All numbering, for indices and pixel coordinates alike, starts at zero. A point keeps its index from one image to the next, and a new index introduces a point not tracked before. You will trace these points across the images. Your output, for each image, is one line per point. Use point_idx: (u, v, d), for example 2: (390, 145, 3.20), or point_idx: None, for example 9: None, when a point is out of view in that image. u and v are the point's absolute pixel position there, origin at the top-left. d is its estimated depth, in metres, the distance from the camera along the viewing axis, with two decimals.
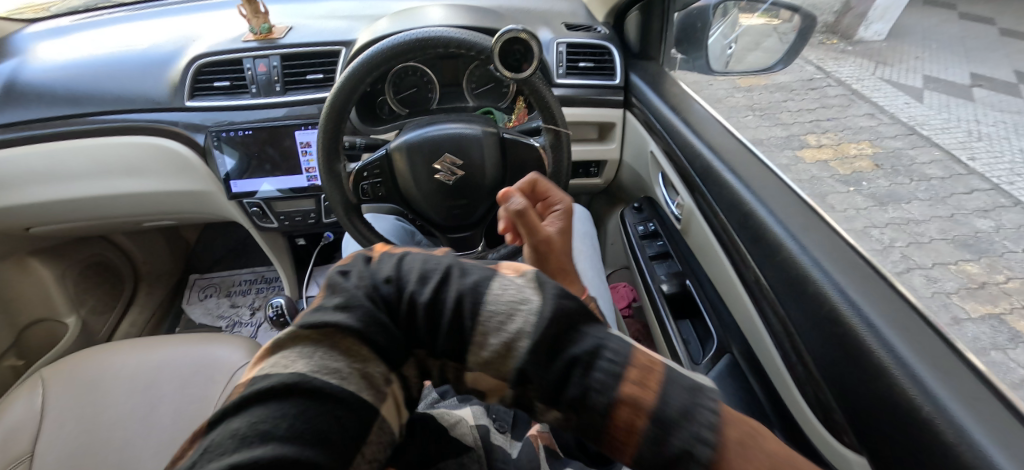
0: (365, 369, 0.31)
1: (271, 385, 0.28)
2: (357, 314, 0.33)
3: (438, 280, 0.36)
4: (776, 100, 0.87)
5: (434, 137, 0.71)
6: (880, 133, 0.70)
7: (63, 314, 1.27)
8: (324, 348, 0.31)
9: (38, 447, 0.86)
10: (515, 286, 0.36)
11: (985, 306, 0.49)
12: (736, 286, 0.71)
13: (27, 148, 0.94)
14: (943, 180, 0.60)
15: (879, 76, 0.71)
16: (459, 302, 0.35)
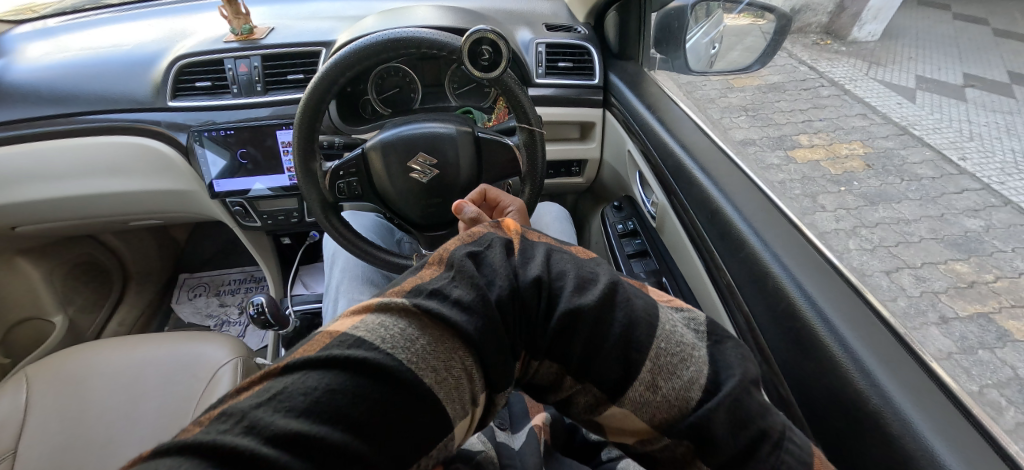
0: (455, 377, 0.32)
1: (364, 360, 0.29)
2: (473, 318, 0.34)
3: (601, 295, 0.37)
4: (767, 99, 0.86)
5: (409, 135, 0.72)
6: (872, 133, 0.68)
7: (50, 313, 1.27)
8: (427, 341, 0.31)
9: (21, 444, 0.87)
10: (682, 323, 0.38)
11: (972, 305, 0.49)
12: (705, 283, 0.72)
13: (11, 148, 0.95)
14: (934, 180, 0.59)
15: (874, 78, 0.68)
16: (626, 331, 0.35)
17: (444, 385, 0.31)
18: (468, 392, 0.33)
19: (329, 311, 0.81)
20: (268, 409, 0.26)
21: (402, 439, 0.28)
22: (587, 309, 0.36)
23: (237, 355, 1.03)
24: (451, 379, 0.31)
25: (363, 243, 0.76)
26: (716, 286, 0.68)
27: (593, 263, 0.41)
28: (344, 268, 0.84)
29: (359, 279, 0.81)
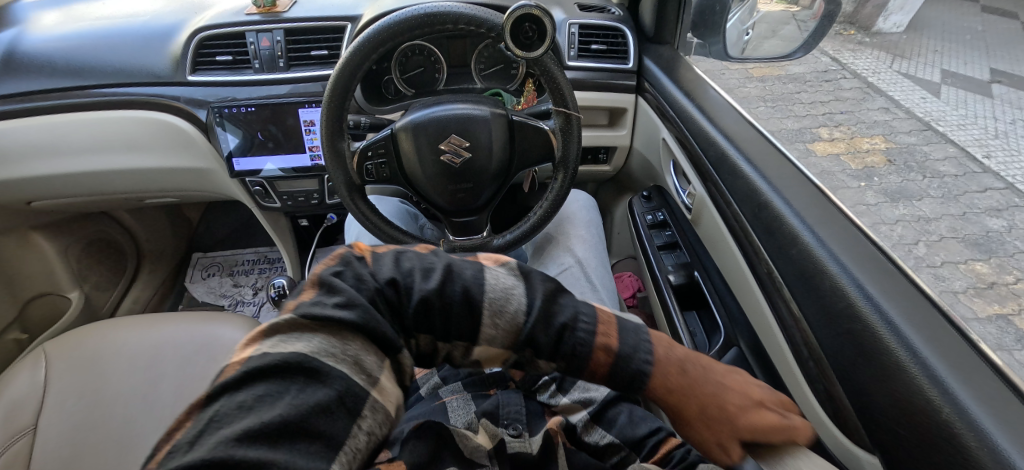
0: (361, 356, 0.34)
1: (275, 363, 0.30)
2: (357, 310, 0.36)
3: (441, 278, 0.43)
4: (788, 92, 0.85)
5: (441, 117, 0.69)
6: (895, 127, 0.69)
7: (65, 289, 1.26)
8: (323, 334, 0.33)
9: (41, 422, 0.86)
10: (501, 275, 0.45)
11: (991, 307, 0.46)
12: (747, 279, 0.70)
13: (29, 121, 0.93)
14: (957, 177, 0.60)
15: (896, 69, 0.69)
16: (466, 297, 0.42)
17: (353, 363, 0.33)
18: (372, 363, 0.35)
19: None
20: (211, 433, 0.25)
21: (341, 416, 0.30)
22: (435, 291, 0.42)
23: None
24: (357, 358, 0.34)
25: (390, 228, 0.74)
26: (760, 284, 0.66)
27: (430, 256, 0.46)
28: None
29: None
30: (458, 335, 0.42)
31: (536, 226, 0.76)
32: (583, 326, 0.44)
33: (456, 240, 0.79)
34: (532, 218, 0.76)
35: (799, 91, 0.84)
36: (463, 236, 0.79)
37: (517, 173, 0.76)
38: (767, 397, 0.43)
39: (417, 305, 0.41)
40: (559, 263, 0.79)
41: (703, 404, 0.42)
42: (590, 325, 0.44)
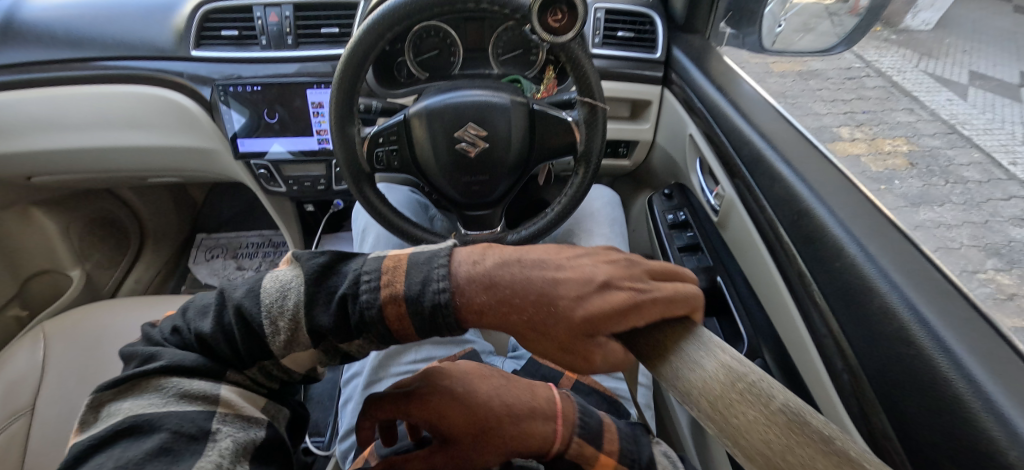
0: (187, 387, 0.37)
1: (96, 440, 0.33)
2: (170, 362, 0.38)
3: (219, 308, 0.41)
4: (809, 89, 0.81)
5: (458, 104, 0.64)
6: (919, 130, 0.67)
7: (66, 266, 1.24)
8: (134, 397, 0.36)
9: (38, 403, 0.84)
10: (273, 280, 0.42)
11: (1016, 320, 0.42)
12: (778, 288, 0.65)
13: (28, 93, 0.89)
14: (981, 184, 0.58)
15: (923, 70, 0.69)
16: (243, 309, 0.40)
17: (184, 402, 0.36)
18: (204, 396, 0.38)
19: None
20: None
21: (186, 445, 0.34)
22: (218, 322, 0.40)
23: None
24: (182, 392, 0.37)
25: (401, 221, 0.70)
26: (793, 294, 0.62)
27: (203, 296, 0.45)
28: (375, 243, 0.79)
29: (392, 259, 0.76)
30: (276, 350, 0.41)
31: (553, 223, 0.72)
32: (365, 294, 0.40)
33: (467, 235, 0.75)
34: (550, 214, 0.72)
35: (820, 87, 0.81)
36: (475, 230, 0.75)
37: (535, 167, 0.72)
38: (614, 272, 0.38)
39: (195, 345, 0.41)
40: None
41: (532, 313, 0.37)
42: (370, 283, 0.40)
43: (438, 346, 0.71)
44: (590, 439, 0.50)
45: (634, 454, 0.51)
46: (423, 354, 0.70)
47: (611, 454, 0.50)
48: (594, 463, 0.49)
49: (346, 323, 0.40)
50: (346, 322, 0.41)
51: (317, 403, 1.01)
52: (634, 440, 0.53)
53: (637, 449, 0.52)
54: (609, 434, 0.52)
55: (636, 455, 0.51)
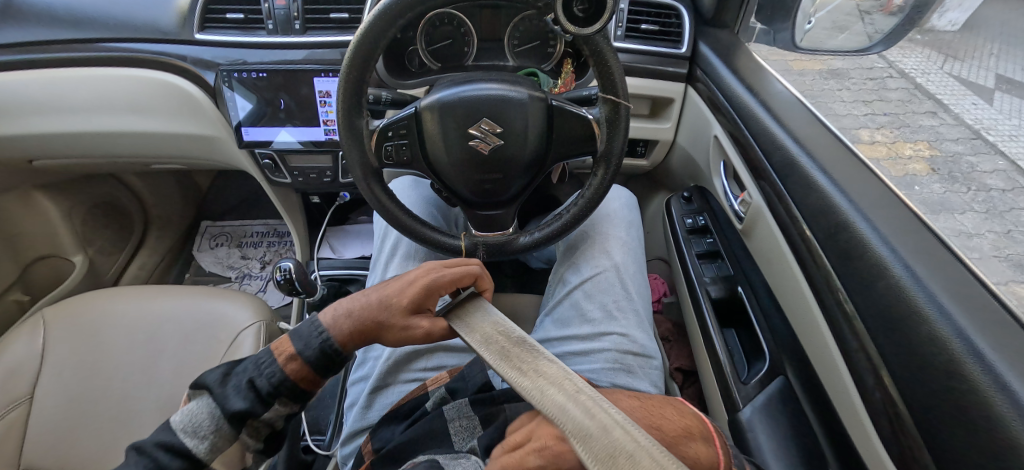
0: None
1: None
2: None
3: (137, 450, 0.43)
4: (829, 88, 0.76)
5: (472, 98, 0.61)
6: (941, 133, 0.64)
7: (69, 252, 1.22)
8: None
9: (37, 391, 0.82)
10: (185, 409, 0.45)
11: None
12: (807, 301, 0.62)
13: (29, 74, 0.87)
14: (1004, 192, 0.54)
15: (947, 71, 0.66)
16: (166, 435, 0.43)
17: None
18: None
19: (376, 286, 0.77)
20: None
21: None
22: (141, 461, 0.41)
23: (259, 317, 0.92)
24: None
25: (408, 219, 0.66)
26: (824, 310, 0.58)
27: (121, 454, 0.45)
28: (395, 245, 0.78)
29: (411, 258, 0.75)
30: (205, 456, 0.43)
31: (568, 226, 0.68)
32: (266, 370, 0.47)
33: (478, 235, 0.71)
34: (566, 216, 0.68)
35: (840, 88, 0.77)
36: (485, 231, 0.72)
37: (552, 166, 0.68)
38: (423, 272, 0.56)
39: None
40: (594, 265, 0.74)
41: (383, 333, 0.53)
42: (264, 370, 0.47)
43: (451, 354, 0.67)
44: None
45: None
46: (434, 362, 0.66)
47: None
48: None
49: (259, 399, 0.46)
50: (260, 398, 0.46)
51: (319, 400, 0.99)
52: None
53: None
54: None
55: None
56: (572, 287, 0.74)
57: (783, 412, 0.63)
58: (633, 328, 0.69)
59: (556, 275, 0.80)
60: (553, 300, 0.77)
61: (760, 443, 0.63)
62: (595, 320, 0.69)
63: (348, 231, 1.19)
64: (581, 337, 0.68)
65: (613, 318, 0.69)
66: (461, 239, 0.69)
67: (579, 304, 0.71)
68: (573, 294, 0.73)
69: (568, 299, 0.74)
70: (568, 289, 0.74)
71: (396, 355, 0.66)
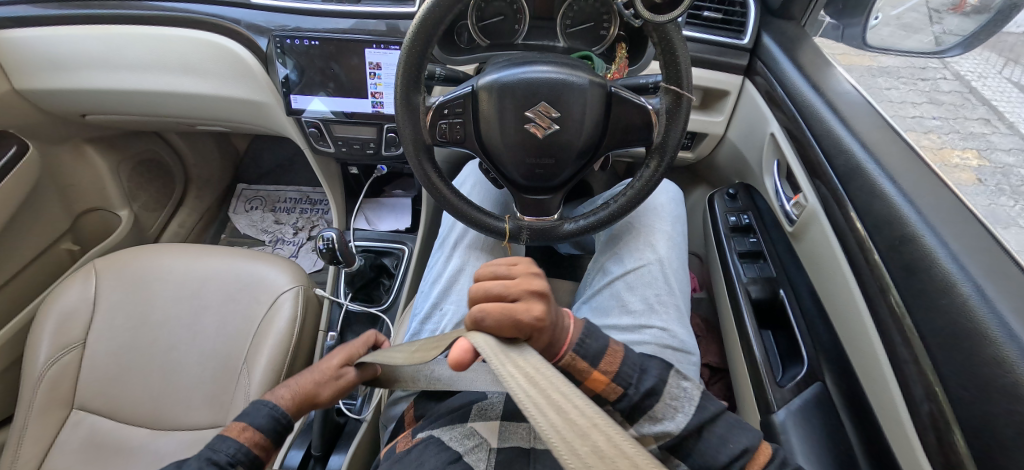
0: None
1: None
2: None
3: None
4: (877, 86, 0.73)
5: (532, 80, 0.60)
6: (993, 143, 0.62)
7: (116, 206, 1.26)
8: None
9: (90, 337, 0.86)
10: None
11: None
12: (856, 309, 0.61)
13: (88, 29, 0.88)
14: None
15: (1006, 76, 0.64)
16: None
17: None
18: None
19: (438, 264, 0.80)
20: None
21: None
22: None
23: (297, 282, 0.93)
24: None
25: (456, 199, 0.66)
26: (877, 321, 0.57)
27: None
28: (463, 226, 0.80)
29: (474, 243, 0.78)
30: None
31: (615, 216, 0.67)
32: None
33: (522, 219, 0.70)
34: (613, 206, 0.67)
35: (888, 87, 0.73)
36: (530, 215, 0.71)
37: (604, 154, 0.67)
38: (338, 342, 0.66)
39: None
40: (637, 257, 0.74)
41: (324, 388, 0.57)
42: None
43: None
44: (585, 355, 0.46)
45: (634, 382, 0.47)
46: None
47: (606, 374, 0.46)
48: (587, 379, 0.46)
49: None
50: None
51: None
52: (642, 369, 0.48)
53: (640, 376, 0.47)
54: (610, 357, 0.47)
55: (633, 381, 0.47)
56: (614, 277, 0.74)
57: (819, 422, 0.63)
58: (673, 323, 0.69)
59: (596, 264, 0.80)
60: (592, 288, 0.78)
61: (792, 445, 0.63)
62: (636, 311, 0.69)
63: (383, 204, 1.20)
64: (621, 328, 0.69)
65: (653, 311, 0.69)
66: (506, 222, 0.69)
67: (620, 295, 0.72)
68: (614, 284, 0.73)
69: (608, 289, 0.74)
70: (609, 279, 0.75)
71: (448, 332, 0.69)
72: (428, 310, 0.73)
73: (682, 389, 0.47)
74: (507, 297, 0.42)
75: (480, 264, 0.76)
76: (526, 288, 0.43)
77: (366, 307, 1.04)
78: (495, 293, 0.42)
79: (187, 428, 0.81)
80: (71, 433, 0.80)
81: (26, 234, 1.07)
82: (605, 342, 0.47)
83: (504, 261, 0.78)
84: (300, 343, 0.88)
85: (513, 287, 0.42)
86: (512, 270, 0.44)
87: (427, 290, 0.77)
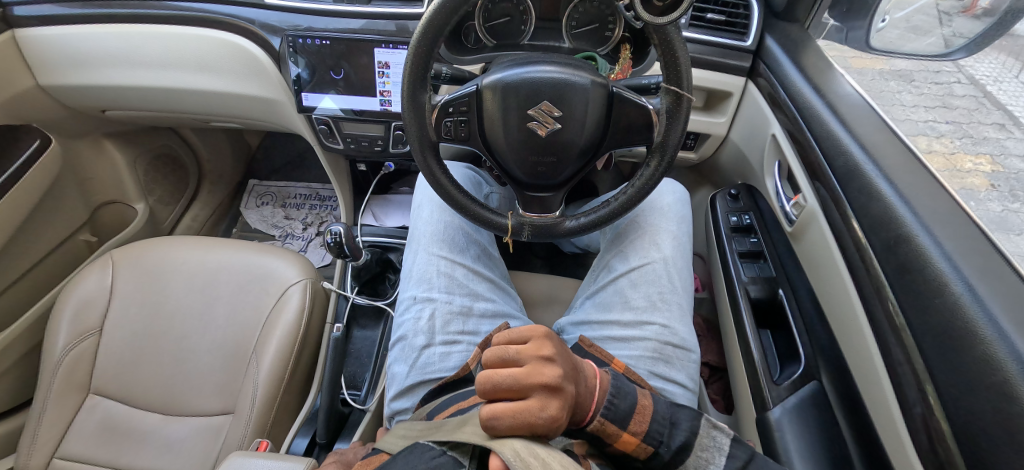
0: None
1: None
2: None
3: None
4: (888, 90, 0.74)
5: (534, 80, 0.61)
6: (1007, 148, 0.61)
7: (132, 199, 1.29)
8: None
9: (106, 325, 0.89)
10: None
11: None
12: (853, 309, 0.61)
13: (108, 28, 0.91)
14: None
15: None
16: None
17: None
18: None
19: (409, 259, 0.80)
20: None
21: None
22: None
23: (306, 275, 0.95)
24: None
25: (460, 194, 0.68)
26: (872, 321, 0.57)
27: None
28: (429, 218, 0.81)
29: (440, 233, 0.78)
30: None
31: (615, 214, 0.68)
32: None
33: (525, 215, 0.72)
34: (613, 204, 0.68)
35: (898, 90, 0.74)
36: (532, 212, 0.73)
37: (605, 153, 0.69)
38: None
39: None
40: (642, 256, 0.75)
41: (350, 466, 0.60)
42: None
43: (484, 320, 0.72)
44: (614, 418, 0.48)
45: (665, 439, 0.48)
46: (469, 326, 0.71)
47: (636, 435, 0.48)
48: (616, 440, 0.48)
49: None
50: None
51: (355, 358, 1.05)
52: (673, 423, 0.49)
53: (670, 432, 0.49)
54: (640, 416, 0.49)
55: (665, 438, 0.48)
56: (618, 275, 0.75)
57: (814, 418, 0.65)
58: (675, 321, 0.70)
59: (600, 261, 0.81)
60: (596, 285, 0.79)
61: (786, 442, 0.64)
62: (638, 308, 0.71)
63: (390, 201, 1.22)
64: (622, 324, 0.71)
65: (655, 308, 0.71)
66: (509, 218, 0.70)
67: (623, 292, 0.73)
68: (618, 281, 0.75)
69: (612, 286, 0.75)
70: (613, 276, 0.76)
71: (434, 318, 0.71)
72: (409, 302, 0.75)
73: (712, 439, 0.48)
74: (517, 392, 0.43)
75: (448, 251, 0.77)
76: (536, 378, 0.43)
77: (372, 301, 1.06)
78: (505, 387, 0.43)
79: (198, 414, 0.84)
80: (86, 417, 0.84)
81: (46, 224, 1.10)
82: (633, 400, 0.50)
83: (472, 247, 0.79)
84: (307, 336, 0.90)
85: (523, 381, 0.43)
86: (518, 353, 0.45)
87: (403, 284, 0.78)
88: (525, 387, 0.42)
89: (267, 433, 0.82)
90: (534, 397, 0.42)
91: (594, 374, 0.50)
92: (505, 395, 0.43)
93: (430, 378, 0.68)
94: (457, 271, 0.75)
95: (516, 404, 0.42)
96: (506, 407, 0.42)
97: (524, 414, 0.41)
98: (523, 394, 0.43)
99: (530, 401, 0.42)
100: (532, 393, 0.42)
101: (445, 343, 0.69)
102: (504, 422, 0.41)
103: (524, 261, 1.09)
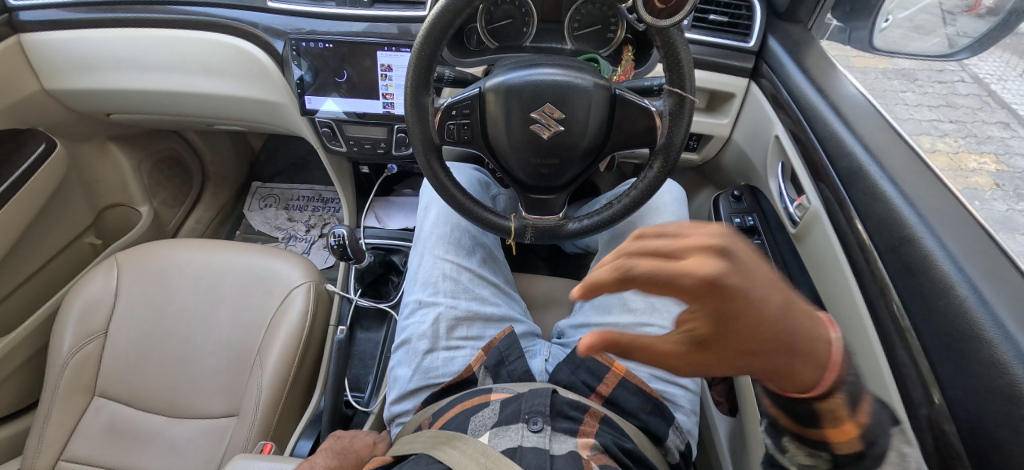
0: None
1: None
2: None
3: None
4: (892, 89, 0.74)
5: (537, 82, 0.61)
6: (1010, 147, 0.62)
7: (136, 202, 1.30)
8: None
9: (112, 327, 0.90)
10: None
11: None
12: (857, 311, 0.61)
13: (113, 32, 0.92)
14: None
15: None
16: None
17: None
18: None
19: (415, 262, 0.80)
20: None
21: None
22: None
23: (310, 278, 0.95)
24: None
25: (463, 197, 0.68)
26: (877, 323, 0.57)
27: None
28: (434, 222, 0.81)
29: (446, 236, 0.79)
30: None
31: (617, 216, 0.68)
32: None
33: (528, 218, 0.72)
34: (616, 206, 0.68)
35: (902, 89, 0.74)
36: (535, 215, 0.73)
37: (608, 155, 0.69)
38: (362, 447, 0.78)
39: None
40: None
41: None
42: None
43: (490, 324, 0.73)
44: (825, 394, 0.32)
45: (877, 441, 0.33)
46: (474, 331, 0.71)
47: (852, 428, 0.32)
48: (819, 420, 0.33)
49: None
50: None
51: (358, 359, 1.04)
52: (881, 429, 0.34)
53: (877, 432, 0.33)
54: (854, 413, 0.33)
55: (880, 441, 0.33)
56: None
57: None
58: None
59: (600, 264, 0.81)
60: None
61: None
62: (637, 310, 0.71)
63: (393, 203, 1.23)
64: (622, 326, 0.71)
65: (654, 310, 0.71)
66: (512, 220, 0.70)
67: (624, 294, 0.73)
68: None
69: None
70: None
71: (439, 322, 0.71)
72: (413, 305, 0.75)
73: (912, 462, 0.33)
74: (667, 257, 0.30)
75: (454, 254, 0.77)
76: (695, 247, 0.29)
77: (375, 303, 1.06)
78: (647, 251, 0.31)
79: (203, 416, 0.84)
80: (93, 417, 0.84)
81: (52, 226, 1.11)
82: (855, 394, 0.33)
83: (477, 250, 0.79)
84: (311, 339, 0.90)
85: (679, 248, 0.29)
86: (683, 231, 0.31)
87: (408, 287, 0.78)
88: (682, 252, 0.29)
89: (271, 435, 0.82)
90: (684, 267, 0.28)
91: (801, 308, 0.31)
92: (643, 258, 0.31)
93: (434, 382, 0.68)
94: (462, 275, 0.75)
95: (664, 265, 0.29)
96: (648, 264, 0.30)
97: (662, 277, 0.29)
98: (672, 261, 0.29)
99: (676, 266, 0.29)
100: (688, 259, 0.29)
101: (450, 349, 0.70)
102: (639, 277, 0.30)
103: (527, 263, 1.09)
